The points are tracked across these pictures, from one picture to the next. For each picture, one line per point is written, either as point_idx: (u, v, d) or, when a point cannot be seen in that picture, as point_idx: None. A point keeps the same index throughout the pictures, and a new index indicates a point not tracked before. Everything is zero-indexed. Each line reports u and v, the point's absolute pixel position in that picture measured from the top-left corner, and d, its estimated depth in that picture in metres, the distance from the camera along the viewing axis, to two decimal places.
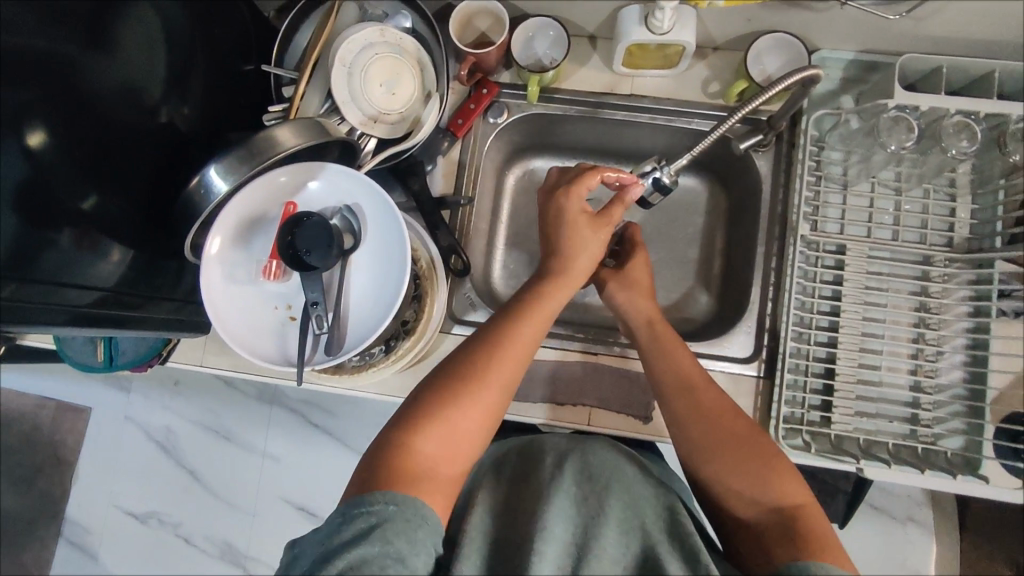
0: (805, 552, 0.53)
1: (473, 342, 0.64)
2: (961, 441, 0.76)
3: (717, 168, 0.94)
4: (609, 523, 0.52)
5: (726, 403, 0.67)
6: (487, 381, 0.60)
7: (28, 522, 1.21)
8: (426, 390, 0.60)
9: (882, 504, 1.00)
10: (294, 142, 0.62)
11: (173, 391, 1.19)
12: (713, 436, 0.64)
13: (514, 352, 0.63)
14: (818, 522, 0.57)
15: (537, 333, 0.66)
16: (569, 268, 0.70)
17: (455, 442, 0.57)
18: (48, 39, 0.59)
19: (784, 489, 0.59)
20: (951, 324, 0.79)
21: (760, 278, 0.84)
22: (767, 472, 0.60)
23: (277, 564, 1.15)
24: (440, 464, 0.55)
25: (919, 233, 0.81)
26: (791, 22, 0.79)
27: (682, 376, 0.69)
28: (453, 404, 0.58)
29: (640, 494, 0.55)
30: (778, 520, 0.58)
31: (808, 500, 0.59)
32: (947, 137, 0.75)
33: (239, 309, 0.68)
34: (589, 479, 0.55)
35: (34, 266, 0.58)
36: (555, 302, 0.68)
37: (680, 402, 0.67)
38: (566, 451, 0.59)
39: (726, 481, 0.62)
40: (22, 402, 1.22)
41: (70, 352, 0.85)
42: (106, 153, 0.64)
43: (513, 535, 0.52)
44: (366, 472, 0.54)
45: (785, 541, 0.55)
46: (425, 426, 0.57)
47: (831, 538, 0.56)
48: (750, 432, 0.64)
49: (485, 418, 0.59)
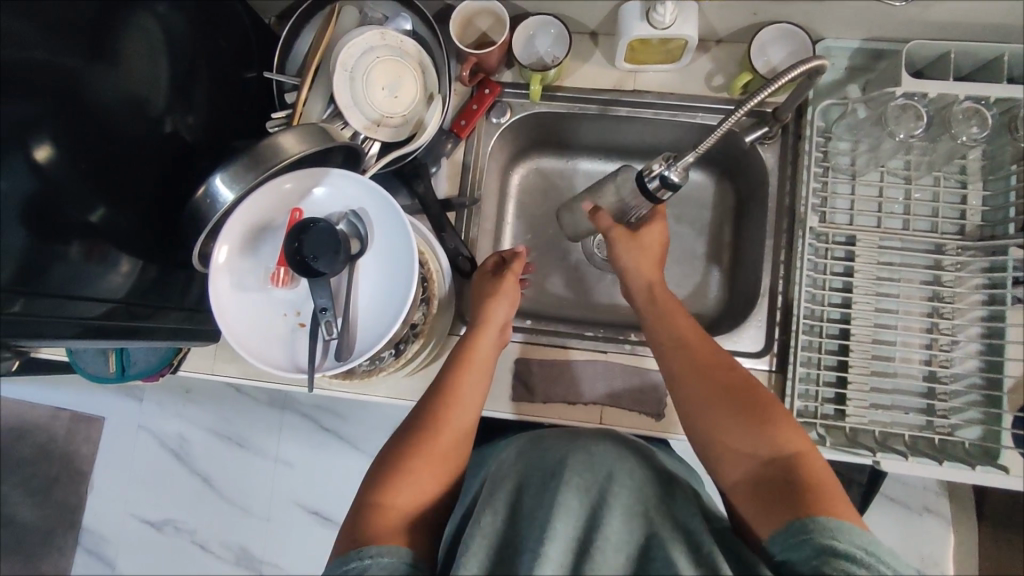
0: (806, 505, 0.53)
1: (426, 396, 0.69)
2: (978, 431, 0.75)
3: (723, 162, 0.94)
4: (613, 512, 0.51)
5: (723, 364, 0.67)
6: (440, 428, 0.64)
7: (45, 532, 1.22)
8: (389, 451, 0.63)
9: (898, 495, 1.00)
10: (299, 149, 0.62)
11: (185, 399, 1.19)
12: (714, 389, 0.65)
13: (459, 394, 0.68)
14: (816, 471, 0.57)
15: (479, 379, 0.70)
16: (487, 320, 0.74)
17: (423, 487, 0.60)
18: (52, 52, 0.59)
19: (777, 440, 0.59)
20: (965, 312, 0.78)
21: (770, 270, 0.83)
22: (762, 424, 0.61)
23: (291, 568, 1.15)
24: (417, 519, 0.58)
25: (930, 222, 0.81)
26: (795, 13, 0.78)
27: (678, 336, 0.70)
28: (413, 457, 0.62)
29: (647, 483, 0.55)
30: (778, 470, 0.57)
31: (805, 449, 0.59)
32: (956, 124, 0.74)
33: (249, 317, 0.68)
34: (590, 468, 0.54)
35: (43, 279, 0.58)
36: (490, 350, 0.73)
37: (679, 358, 0.69)
38: (570, 441, 0.59)
39: (723, 440, 0.62)
40: (35, 413, 1.22)
41: (83, 363, 0.85)
42: (113, 165, 0.64)
43: (519, 530, 0.51)
44: (348, 535, 0.55)
45: (784, 495, 0.55)
46: (394, 481, 0.60)
47: (833, 488, 0.55)
48: (746, 385, 0.65)
49: (445, 463, 0.63)
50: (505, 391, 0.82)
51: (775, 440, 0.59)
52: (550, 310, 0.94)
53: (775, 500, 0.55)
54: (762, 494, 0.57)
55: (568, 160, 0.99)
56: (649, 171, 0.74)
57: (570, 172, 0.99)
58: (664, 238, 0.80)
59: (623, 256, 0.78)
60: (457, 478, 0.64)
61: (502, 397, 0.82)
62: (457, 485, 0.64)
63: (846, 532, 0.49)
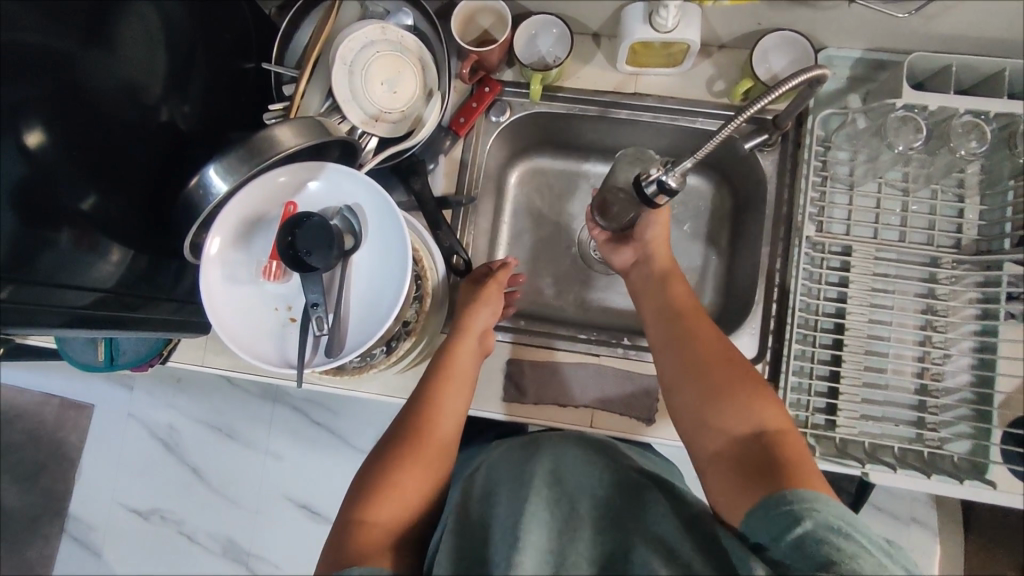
0: (785, 481, 0.55)
1: (407, 407, 0.68)
2: (967, 445, 0.74)
3: (722, 168, 0.93)
4: (583, 525, 0.49)
5: (711, 336, 0.70)
6: (427, 440, 0.65)
7: (31, 519, 1.21)
8: (372, 465, 0.63)
9: (886, 505, 1.00)
10: (294, 142, 0.62)
11: (176, 389, 1.19)
12: (700, 363, 0.67)
13: (442, 403, 0.68)
14: (795, 448, 0.59)
15: (461, 385, 0.70)
16: (468, 327, 0.74)
17: (406, 504, 0.60)
18: (44, 34, 0.58)
19: (760, 416, 0.62)
20: (959, 327, 0.78)
21: (766, 277, 0.83)
22: (741, 396, 0.64)
23: (278, 562, 1.15)
24: (398, 537, 0.57)
25: (927, 234, 0.81)
26: (797, 21, 0.78)
27: (675, 307, 0.74)
28: (397, 471, 0.61)
29: (614, 488, 0.54)
30: (758, 446, 0.60)
31: (785, 425, 0.62)
32: (956, 137, 0.74)
33: (239, 311, 0.67)
34: (557, 482, 0.51)
35: (32, 266, 0.57)
36: (470, 359, 0.73)
37: (673, 325, 0.72)
38: (532, 444, 0.55)
39: (704, 413, 0.65)
40: (22, 399, 1.21)
41: (71, 352, 0.84)
42: (106, 153, 0.64)
43: (488, 538, 0.49)
44: (331, 557, 0.55)
45: (764, 470, 0.57)
46: (378, 500, 0.59)
47: (810, 467, 0.57)
48: (734, 357, 0.68)
49: (430, 476, 0.62)
50: (498, 392, 0.82)
51: (759, 417, 0.62)
52: (544, 311, 0.94)
53: (756, 472, 0.57)
54: (740, 467, 0.59)
55: (566, 161, 0.99)
56: (647, 174, 0.72)
57: (567, 173, 0.99)
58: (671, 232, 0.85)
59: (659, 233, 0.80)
60: (441, 489, 0.64)
61: (493, 397, 0.82)
62: (439, 495, 0.63)
63: (822, 501, 0.51)
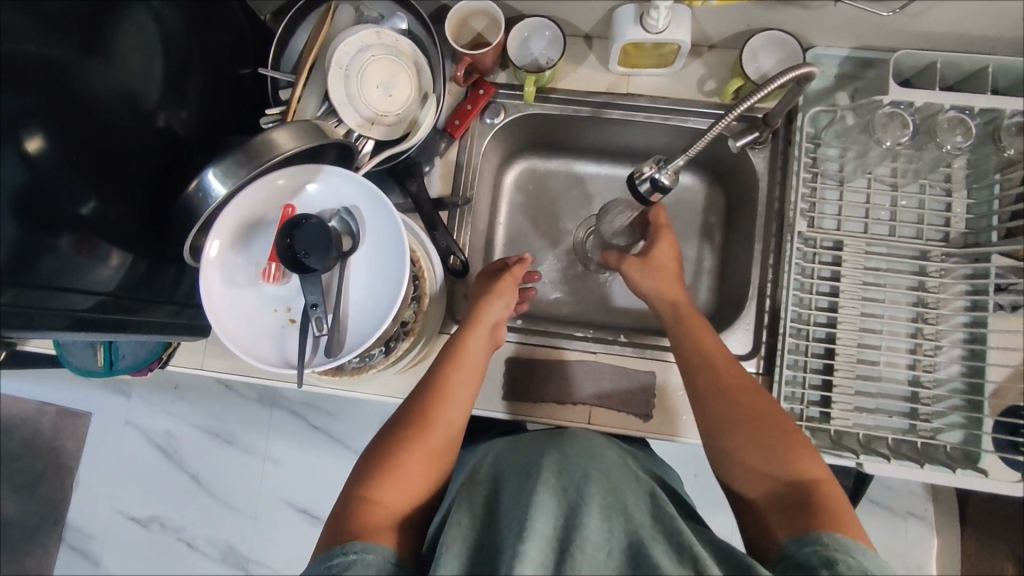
0: (824, 523, 0.55)
1: (416, 392, 0.69)
2: (960, 435, 0.76)
3: (714, 166, 0.95)
4: (591, 509, 0.49)
5: (749, 388, 0.68)
6: (433, 425, 0.65)
7: (30, 528, 1.21)
8: (377, 446, 0.64)
9: (882, 498, 1.01)
10: (291, 145, 0.62)
11: (174, 396, 1.19)
12: (740, 418, 0.65)
13: (451, 394, 0.68)
14: (834, 494, 0.59)
15: (472, 376, 0.71)
16: (479, 317, 0.74)
17: (410, 485, 0.61)
18: (44, 44, 0.59)
19: (799, 466, 0.61)
20: (949, 319, 0.79)
21: (759, 274, 0.84)
22: (785, 450, 0.62)
23: (278, 566, 1.15)
24: (399, 516, 0.58)
25: (916, 228, 0.82)
26: (784, 20, 0.80)
27: (707, 357, 0.71)
28: (402, 454, 0.62)
29: (618, 472, 0.55)
30: (796, 491, 0.59)
31: (826, 476, 0.60)
32: (942, 132, 0.76)
33: (240, 313, 0.68)
34: (566, 471, 0.53)
35: (32, 272, 0.58)
36: (481, 349, 0.73)
37: (706, 377, 0.69)
38: (544, 444, 0.57)
39: (743, 461, 0.63)
40: (21, 408, 1.21)
41: (70, 358, 0.85)
42: (105, 158, 0.64)
43: (495, 531, 0.50)
44: (333, 530, 0.56)
45: (802, 512, 0.57)
46: (382, 477, 0.60)
47: (847, 510, 0.57)
48: (770, 411, 0.65)
49: (433, 463, 0.63)
50: (495, 391, 0.82)
51: (797, 466, 0.61)
52: (541, 310, 0.95)
53: (794, 514, 0.57)
54: (780, 514, 0.58)
55: (561, 163, 1.00)
56: (640, 172, 0.72)
57: (561, 174, 1.00)
58: (676, 254, 0.81)
59: (664, 290, 0.78)
60: (442, 484, 0.64)
61: (491, 396, 0.82)
62: (440, 488, 0.64)
63: (857, 549, 0.51)
